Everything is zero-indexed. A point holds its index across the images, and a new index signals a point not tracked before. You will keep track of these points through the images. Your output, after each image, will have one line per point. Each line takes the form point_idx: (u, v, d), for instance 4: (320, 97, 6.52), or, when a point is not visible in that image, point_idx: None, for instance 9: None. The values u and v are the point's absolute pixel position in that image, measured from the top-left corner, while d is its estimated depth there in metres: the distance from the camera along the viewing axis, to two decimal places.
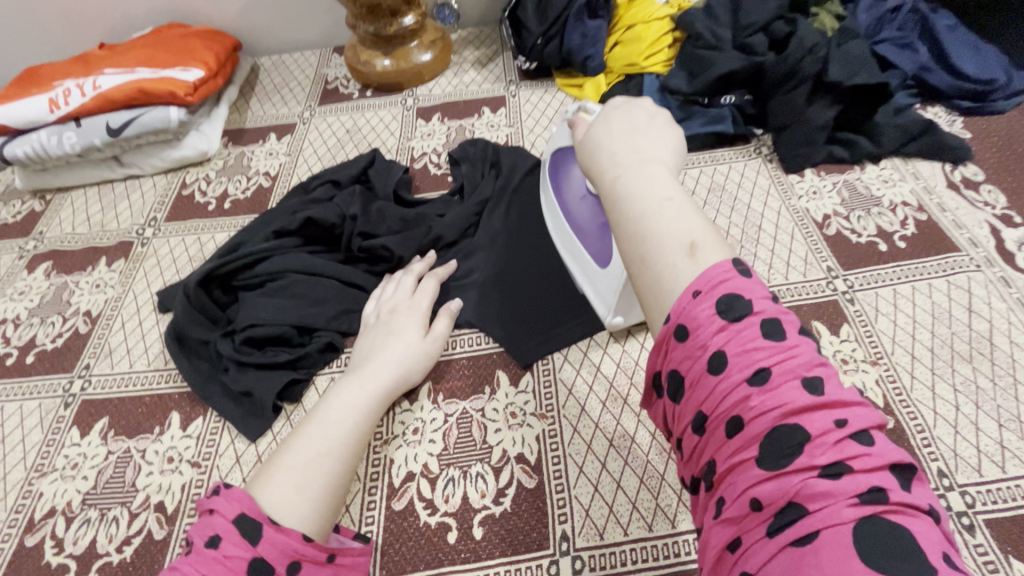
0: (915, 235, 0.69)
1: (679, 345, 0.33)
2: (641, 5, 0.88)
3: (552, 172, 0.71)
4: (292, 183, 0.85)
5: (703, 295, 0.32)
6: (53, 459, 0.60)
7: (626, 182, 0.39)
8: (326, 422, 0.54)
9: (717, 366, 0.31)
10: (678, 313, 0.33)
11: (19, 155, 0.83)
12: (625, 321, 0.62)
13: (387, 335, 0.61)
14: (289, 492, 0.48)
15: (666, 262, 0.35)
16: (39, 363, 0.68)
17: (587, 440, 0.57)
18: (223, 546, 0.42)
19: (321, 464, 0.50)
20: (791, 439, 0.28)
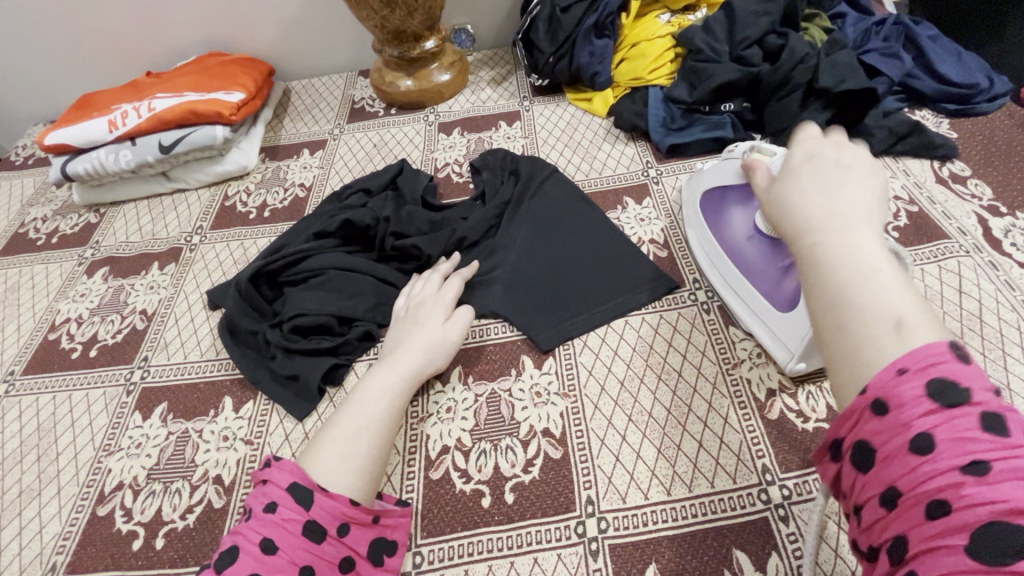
0: (908, 225, 0.75)
1: (875, 418, 0.29)
2: (644, 25, 0.96)
3: (710, 212, 0.71)
4: (326, 193, 0.92)
5: (909, 373, 0.29)
6: (118, 439, 0.66)
7: (828, 248, 0.34)
8: (362, 401, 0.58)
9: (924, 446, 0.27)
10: (877, 386, 0.29)
11: (79, 171, 0.91)
12: (807, 367, 0.59)
13: (415, 325, 0.66)
14: (333, 462, 0.52)
15: (869, 334, 0.31)
16: (101, 356, 0.74)
17: (607, 415, 0.62)
18: (279, 511, 0.47)
19: (359, 438, 0.55)
20: (1009, 542, 0.24)
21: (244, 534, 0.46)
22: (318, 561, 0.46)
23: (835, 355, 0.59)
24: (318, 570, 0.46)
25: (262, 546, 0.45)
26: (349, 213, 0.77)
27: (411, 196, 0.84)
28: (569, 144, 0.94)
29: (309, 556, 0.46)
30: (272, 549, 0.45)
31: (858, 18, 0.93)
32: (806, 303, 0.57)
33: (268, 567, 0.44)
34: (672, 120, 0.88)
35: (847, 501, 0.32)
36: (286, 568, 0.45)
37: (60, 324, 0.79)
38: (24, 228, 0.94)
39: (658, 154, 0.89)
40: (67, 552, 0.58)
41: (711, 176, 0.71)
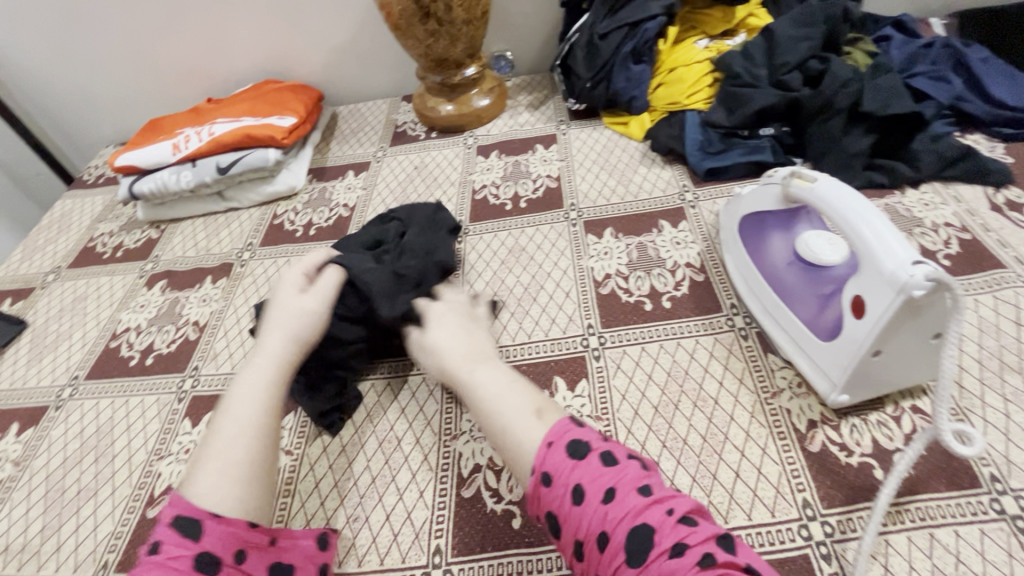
0: (960, 254, 0.72)
1: (546, 489, 0.44)
2: (682, 50, 0.97)
3: (747, 236, 0.70)
4: (368, 213, 0.96)
5: (553, 446, 0.45)
6: (169, 445, 0.69)
7: (481, 380, 0.54)
8: (236, 406, 0.53)
9: (579, 497, 0.42)
10: (541, 464, 0.45)
11: (144, 190, 0.97)
12: (851, 400, 0.57)
13: (274, 307, 0.63)
14: (213, 477, 0.47)
15: (534, 441, 0.47)
16: (157, 365, 0.79)
17: (641, 439, 0.61)
18: (167, 549, 0.43)
19: (240, 440, 0.50)
20: (643, 540, 0.38)
21: None
22: None
23: (881, 387, 0.56)
24: None
25: None
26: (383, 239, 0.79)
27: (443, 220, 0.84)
28: (604, 167, 0.95)
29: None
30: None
31: (904, 41, 0.91)
32: (848, 333, 0.55)
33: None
34: (709, 144, 0.87)
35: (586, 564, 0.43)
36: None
37: (120, 333, 0.84)
38: (93, 243, 1.02)
39: (695, 177, 0.88)
40: (118, 550, 0.61)
41: (746, 202, 0.71)
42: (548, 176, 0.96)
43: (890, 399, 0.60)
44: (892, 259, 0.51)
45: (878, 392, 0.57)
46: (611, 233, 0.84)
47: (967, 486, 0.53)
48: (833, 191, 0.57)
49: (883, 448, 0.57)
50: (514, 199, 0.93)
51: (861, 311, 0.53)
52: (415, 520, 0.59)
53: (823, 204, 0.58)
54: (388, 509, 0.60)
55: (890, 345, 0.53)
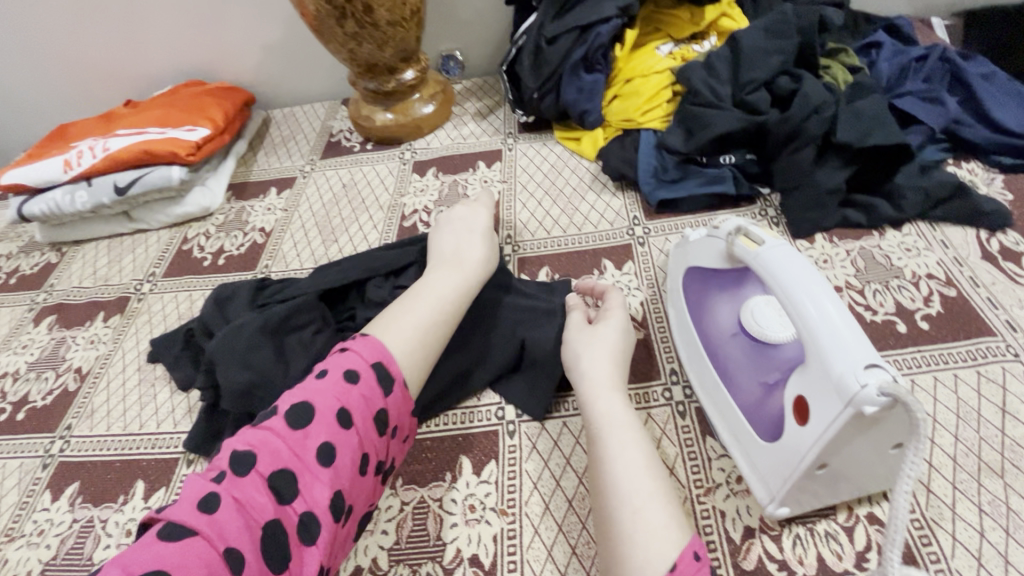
0: (941, 314, 0.61)
1: None
2: (641, 58, 0.85)
3: (690, 293, 0.60)
4: (285, 241, 0.85)
5: (700, 561, 0.38)
6: (22, 524, 0.61)
7: (607, 414, 0.49)
8: (426, 293, 0.56)
9: None
10: (685, 569, 0.37)
11: (36, 213, 0.87)
12: (792, 512, 0.47)
13: (467, 232, 0.65)
14: (409, 345, 0.51)
15: (654, 493, 0.43)
16: (27, 421, 0.70)
17: (548, 543, 0.52)
18: (359, 389, 0.46)
19: (431, 330, 0.54)
20: None
21: (266, 446, 0.41)
22: (316, 509, 0.41)
23: (827, 499, 0.47)
24: (315, 520, 0.41)
25: (263, 467, 0.40)
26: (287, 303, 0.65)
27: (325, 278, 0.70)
28: (550, 191, 0.84)
29: (332, 481, 0.42)
30: (324, 459, 0.42)
31: (896, 50, 0.79)
32: (789, 437, 0.45)
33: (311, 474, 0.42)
34: (664, 171, 0.76)
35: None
36: (238, 518, 0.38)
37: None
38: None
39: (647, 208, 0.78)
40: None
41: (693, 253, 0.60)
42: None
43: (843, 504, 0.50)
44: (844, 358, 0.40)
45: (823, 502, 0.48)
46: (547, 273, 0.74)
47: None
48: (783, 260, 0.46)
49: (829, 570, 0.47)
50: None
51: (805, 416, 0.44)
52: None
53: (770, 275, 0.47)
54: None
55: (837, 459, 0.43)
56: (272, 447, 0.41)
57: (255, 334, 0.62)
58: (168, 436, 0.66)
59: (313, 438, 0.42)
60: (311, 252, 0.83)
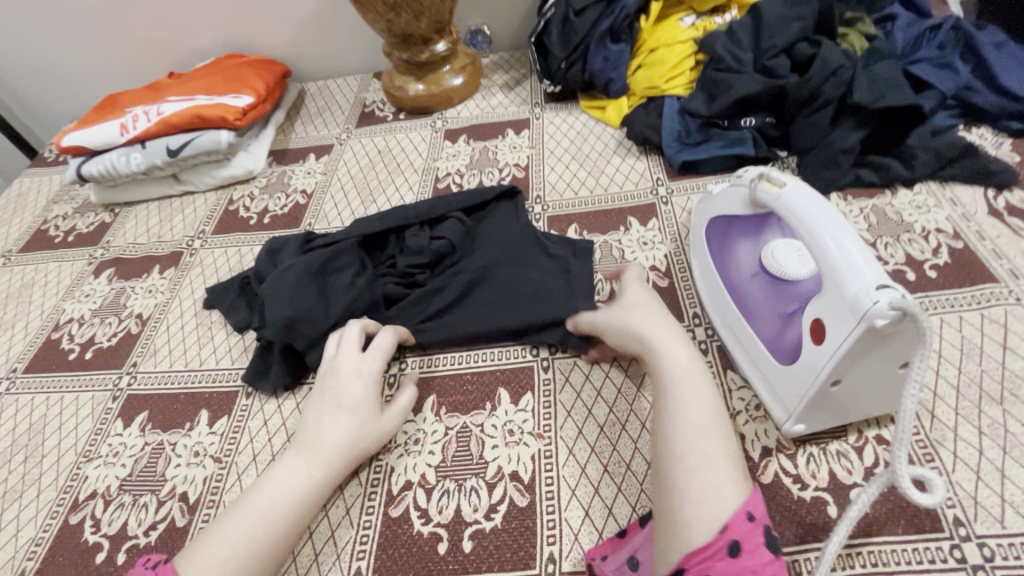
0: (949, 264, 0.65)
1: (730, 557, 0.40)
2: (665, 29, 0.90)
3: (714, 241, 0.65)
4: (325, 202, 0.91)
5: (756, 522, 0.42)
6: (99, 446, 0.67)
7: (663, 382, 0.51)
8: (262, 496, 0.51)
9: None
10: (734, 529, 0.41)
11: (93, 173, 0.93)
12: (807, 430, 0.52)
13: (336, 411, 0.58)
14: (223, 555, 0.46)
15: (714, 457, 0.45)
16: (95, 360, 0.76)
17: (581, 461, 0.57)
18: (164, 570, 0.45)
19: (256, 538, 0.48)
20: None
21: None
22: None
23: (839, 417, 0.52)
24: None
25: None
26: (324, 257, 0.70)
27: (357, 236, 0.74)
28: (576, 156, 0.89)
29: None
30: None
31: (911, 21, 0.83)
32: (805, 359, 0.50)
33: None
34: (687, 135, 0.81)
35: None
36: None
37: (63, 324, 0.81)
38: (45, 226, 0.98)
39: (670, 170, 0.82)
40: (37, 557, 0.59)
41: (718, 204, 0.64)
42: (516, 165, 0.90)
43: (853, 427, 0.55)
44: (857, 280, 0.45)
45: (836, 421, 0.52)
46: (575, 229, 0.79)
47: (927, 530, 0.49)
48: (803, 199, 0.51)
49: (840, 482, 0.52)
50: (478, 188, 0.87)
51: (820, 337, 0.48)
52: (338, 539, 0.56)
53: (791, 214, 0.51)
54: (312, 526, 0.57)
55: (849, 375, 0.48)
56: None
57: (300, 276, 0.67)
58: (227, 371, 0.71)
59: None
60: (351, 211, 0.88)
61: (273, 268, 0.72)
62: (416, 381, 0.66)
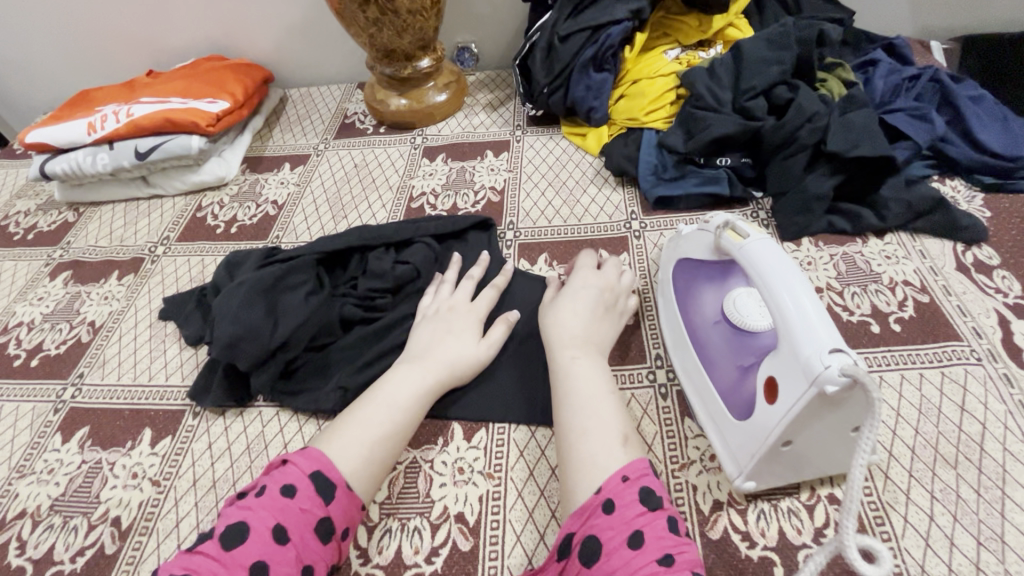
0: (913, 318, 0.65)
1: (603, 515, 0.44)
2: (649, 61, 0.89)
3: (681, 283, 0.64)
4: (296, 215, 0.89)
5: (629, 482, 0.45)
6: (34, 461, 0.64)
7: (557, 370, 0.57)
8: (387, 403, 0.56)
9: (635, 542, 0.41)
10: (608, 490, 0.45)
11: (57, 171, 0.90)
12: (758, 488, 0.51)
13: (446, 334, 0.64)
14: (356, 462, 0.51)
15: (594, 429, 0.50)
16: (41, 368, 0.73)
17: (529, 505, 0.56)
18: (297, 502, 0.47)
19: (377, 445, 0.54)
20: None
21: (254, 513, 0.46)
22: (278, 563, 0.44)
23: (791, 476, 0.51)
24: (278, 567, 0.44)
25: (273, 531, 0.45)
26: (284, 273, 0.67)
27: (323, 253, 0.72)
28: (553, 182, 0.88)
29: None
30: (282, 538, 0.45)
31: (891, 68, 0.83)
32: (758, 417, 0.49)
33: (274, 557, 0.44)
34: (663, 169, 0.80)
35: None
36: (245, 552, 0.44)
37: (12, 327, 0.78)
38: (6, 221, 0.95)
39: (645, 205, 0.81)
40: None
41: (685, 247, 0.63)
42: (491, 188, 0.89)
43: (806, 484, 0.54)
44: (812, 340, 0.44)
45: (788, 480, 0.51)
46: (545, 259, 0.77)
47: None
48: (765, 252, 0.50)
49: (789, 542, 0.51)
50: (451, 210, 0.86)
51: (774, 396, 0.47)
52: None
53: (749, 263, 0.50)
54: None
55: (800, 436, 0.47)
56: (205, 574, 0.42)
57: (249, 295, 0.64)
58: (176, 388, 0.69)
59: (249, 555, 0.43)
60: (321, 226, 0.87)
61: (229, 282, 0.70)
62: None
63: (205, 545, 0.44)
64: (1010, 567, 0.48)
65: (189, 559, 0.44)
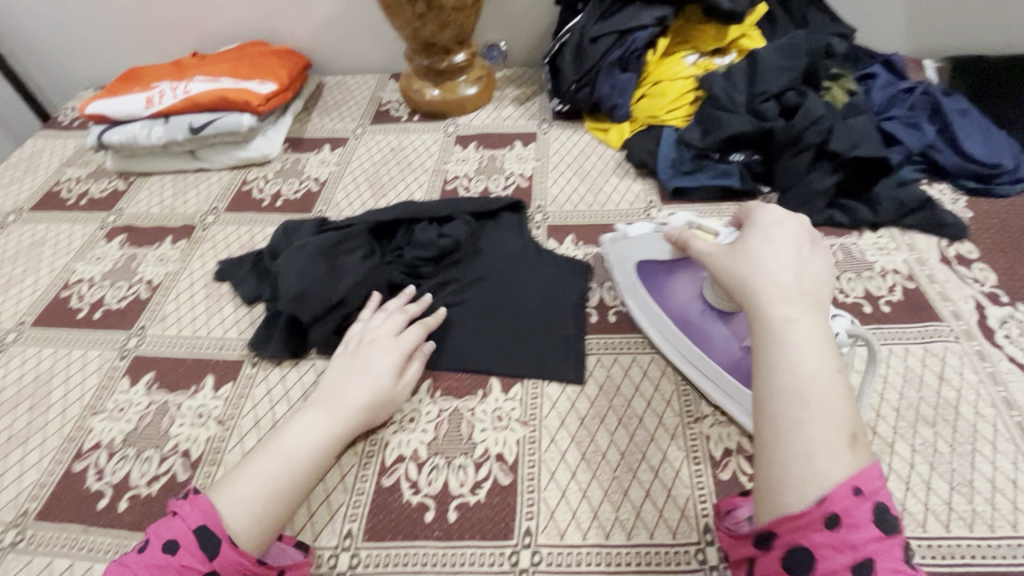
0: (901, 301, 0.73)
1: (826, 530, 0.40)
2: (669, 64, 0.97)
3: (655, 285, 0.70)
4: (338, 192, 0.96)
5: (864, 498, 0.40)
6: (105, 401, 0.70)
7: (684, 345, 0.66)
8: (290, 452, 0.57)
9: (861, 567, 0.39)
10: (836, 503, 0.40)
11: (114, 141, 0.96)
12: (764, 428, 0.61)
13: (361, 372, 0.64)
14: (246, 521, 0.52)
15: (812, 438, 0.42)
16: (104, 319, 0.79)
17: (562, 448, 0.63)
18: (179, 559, 0.48)
19: (280, 496, 0.54)
20: None
21: (131, 568, 0.48)
22: None
23: None
24: None
25: None
26: (340, 240, 0.75)
27: (373, 226, 0.80)
28: (578, 172, 0.95)
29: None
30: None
31: (888, 82, 0.92)
32: None
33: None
34: (682, 163, 0.88)
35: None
36: None
37: (73, 283, 0.84)
38: (58, 187, 1.01)
39: (663, 194, 0.89)
40: (40, 500, 0.62)
41: (626, 251, 0.69)
42: (521, 175, 0.96)
43: None
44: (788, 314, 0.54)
45: None
46: (572, 240, 0.85)
47: None
48: (765, 213, 0.56)
49: None
50: (484, 192, 0.93)
51: None
52: (333, 502, 0.60)
53: (766, 230, 0.53)
54: None
55: None
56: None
57: (313, 254, 0.72)
58: (233, 341, 0.75)
59: None
60: (362, 202, 0.93)
61: (287, 245, 0.77)
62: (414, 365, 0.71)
63: None
64: (978, 506, 0.56)
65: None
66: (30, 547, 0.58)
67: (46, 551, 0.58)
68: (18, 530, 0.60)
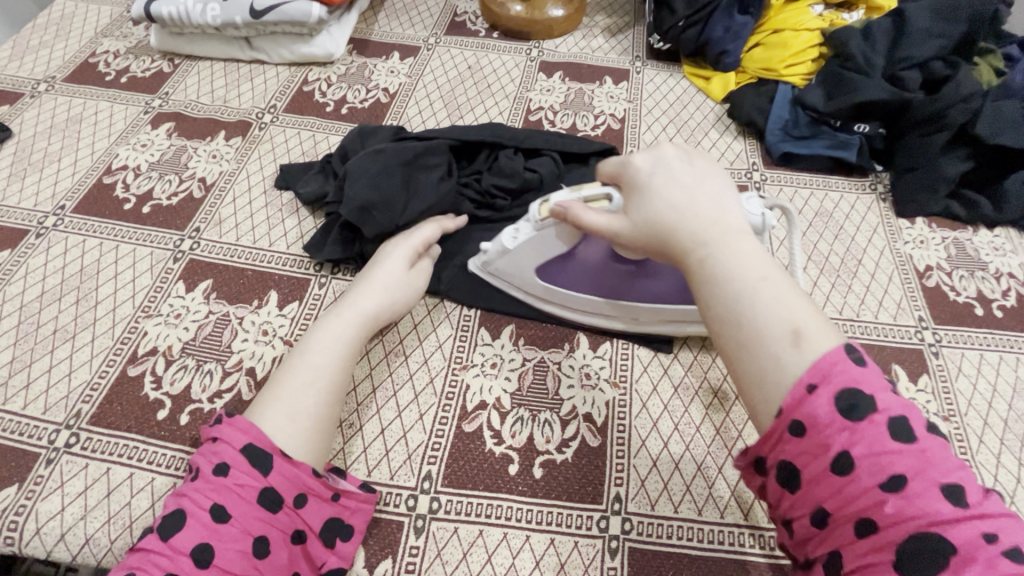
0: (1015, 307, 0.69)
1: (796, 441, 0.36)
2: (792, 11, 0.87)
3: (549, 278, 0.63)
4: (408, 107, 0.86)
5: (817, 390, 0.35)
6: (159, 304, 0.64)
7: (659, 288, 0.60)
8: (312, 352, 0.55)
9: (842, 468, 0.34)
10: (793, 410, 0.36)
11: (163, 14, 0.86)
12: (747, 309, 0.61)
13: (377, 272, 0.62)
14: (282, 423, 0.49)
15: (771, 352, 0.38)
16: (153, 215, 0.72)
17: (653, 416, 0.59)
18: (234, 478, 0.45)
19: (312, 395, 0.52)
20: (933, 550, 0.31)
21: (192, 499, 0.44)
22: (271, 532, 0.45)
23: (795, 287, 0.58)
24: (271, 542, 0.45)
25: (212, 512, 0.43)
26: (416, 151, 0.67)
27: (452, 140, 0.71)
28: (673, 120, 0.87)
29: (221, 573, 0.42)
30: (224, 517, 0.43)
31: None
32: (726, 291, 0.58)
33: (219, 537, 0.43)
34: (795, 126, 0.81)
35: (773, 511, 0.39)
36: (199, 536, 0.43)
37: (116, 169, 0.76)
38: (94, 59, 0.90)
39: (766, 158, 0.82)
40: (93, 403, 0.57)
41: (518, 263, 0.62)
42: (611, 115, 0.87)
43: None
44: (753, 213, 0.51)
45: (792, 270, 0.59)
46: None
47: None
48: (639, 160, 0.50)
49: None
50: (571, 130, 0.85)
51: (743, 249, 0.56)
52: (410, 441, 0.57)
53: (642, 181, 0.48)
54: (384, 423, 0.58)
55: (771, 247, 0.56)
56: (151, 567, 0.41)
57: (390, 164, 0.65)
58: (297, 257, 0.69)
59: (188, 541, 0.42)
60: (437, 122, 0.85)
61: (360, 148, 0.70)
62: (496, 309, 0.66)
63: (146, 541, 0.43)
64: None
65: (135, 556, 0.43)
66: (85, 450, 0.54)
67: (104, 457, 0.54)
68: (71, 432, 0.55)
